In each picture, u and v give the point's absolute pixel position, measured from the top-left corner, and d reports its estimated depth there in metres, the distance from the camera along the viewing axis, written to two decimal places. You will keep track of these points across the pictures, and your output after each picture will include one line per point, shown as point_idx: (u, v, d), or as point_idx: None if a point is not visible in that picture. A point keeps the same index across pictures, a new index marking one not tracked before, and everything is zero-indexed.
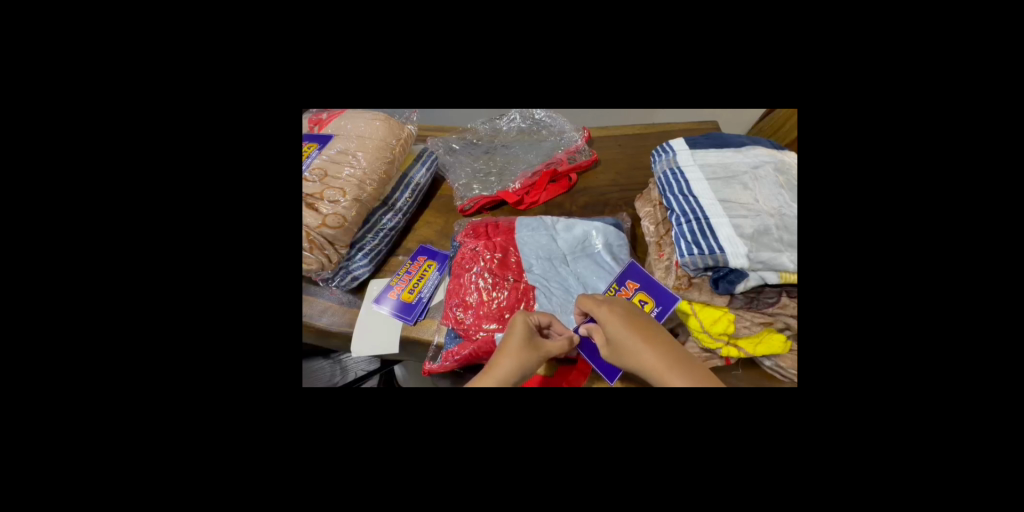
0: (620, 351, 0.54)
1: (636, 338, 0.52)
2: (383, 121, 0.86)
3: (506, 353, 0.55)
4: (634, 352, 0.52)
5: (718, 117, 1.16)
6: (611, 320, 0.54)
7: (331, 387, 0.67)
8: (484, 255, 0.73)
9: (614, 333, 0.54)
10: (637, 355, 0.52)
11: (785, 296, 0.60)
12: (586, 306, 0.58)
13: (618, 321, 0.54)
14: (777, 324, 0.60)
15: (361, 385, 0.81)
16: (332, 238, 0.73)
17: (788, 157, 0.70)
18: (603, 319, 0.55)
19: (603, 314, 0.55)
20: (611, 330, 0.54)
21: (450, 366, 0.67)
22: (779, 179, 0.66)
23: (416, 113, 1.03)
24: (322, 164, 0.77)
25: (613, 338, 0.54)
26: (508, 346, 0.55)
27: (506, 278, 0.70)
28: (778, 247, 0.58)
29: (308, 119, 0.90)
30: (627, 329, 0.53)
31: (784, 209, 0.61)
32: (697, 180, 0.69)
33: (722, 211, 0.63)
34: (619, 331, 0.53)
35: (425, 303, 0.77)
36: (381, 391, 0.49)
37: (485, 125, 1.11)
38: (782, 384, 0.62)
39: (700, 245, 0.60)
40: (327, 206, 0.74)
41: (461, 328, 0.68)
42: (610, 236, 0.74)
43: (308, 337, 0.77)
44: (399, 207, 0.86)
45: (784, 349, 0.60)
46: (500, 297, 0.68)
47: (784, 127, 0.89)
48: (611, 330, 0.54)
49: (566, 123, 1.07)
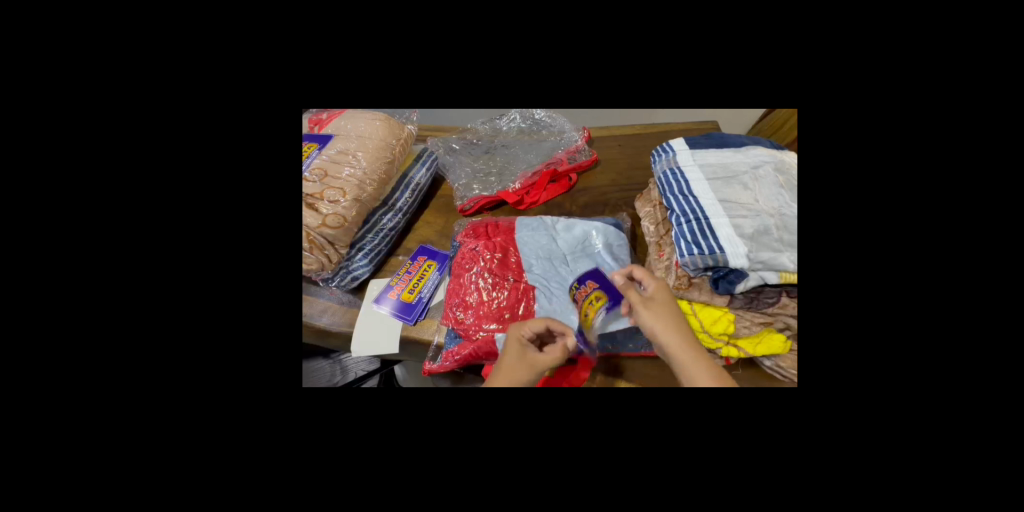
0: (655, 314, 0.56)
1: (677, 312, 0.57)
2: (383, 121, 0.86)
3: (508, 363, 0.56)
4: (669, 322, 0.55)
5: (718, 117, 1.16)
6: (662, 289, 0.59)
7: (331, 386, 0.67)
8: (484, 255, 0.73)
9: (660, 300, 0.58)
10: (668, 324, 0.55)
11: (785, 296, 0.60)
12: (642, 268, 0.61)
13: (668, 293, 0.59)
14: (777, 324, 0.60)
15: (361, 385, 0.82)
16: (332, 238, 0.73)
17: (788, 157, 0.70)
18: (655, 284, 0.59)
19: (658, 281, 0.60)
20: (658, 296, 0.58)
21: (450, 366, 0.67)
22: (779, 179, 0.66)
23: (416, 113, 1.03)
24: (322, 164, 0.77)
25: (656, 302, 0.57)
26: (509, 357, 0.57)
27: (507, 278, 0.70)
28: (778, 247, 0.58)
29: (308, 119, 0.90)
30: (673, 303, 0.58)
31: (784, 209, 0.61)
32: (697, 180, 0.69)
33: (722, 211, 0.63)
34: (666, 300, 0.58)
35: (425, 303, 0.77)
36: (381, 391, 0.49)
37: (485, 125, 1.11)
38: (782, 385, 0.61)
39: (700, 245, 0.60)
40: (327, 206, 0.74)
41: (461, 327, 0.68)
42: (610, 236, 0.74)
43: (308, 337, 0.77)
44: (399, 207, 0.86)
45: (784, 349, 0.60)
46: (500, 297, 0.68)
47: (784, 127, 0.89)
48: (658, 295, 0.58)
49: (566, 123, 1.07)
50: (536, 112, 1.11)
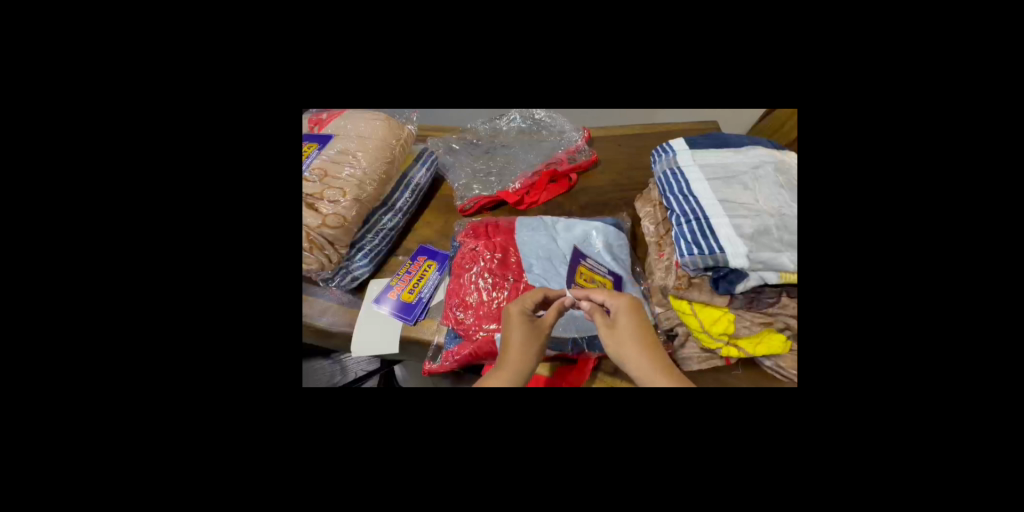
0: (619, 341, 0.55)
1: (642, 333, 0.55)
2: (383, 121, 0.86)
3: (518, 339, 0.56)
4: (631, 347, 0.54)
5: (718, 117, 1.16)
6: (624, 311, 0.57)
7: (331, 387, 0.67)
8: (484, 255, 0.73)
9: (623, 323, 0.56)
10: (631, 350, 0.53)
11: (785, 296, 0.60)
12: (601, 294, 0.61)
13: (631, 315, 0.57)
14: (777, 324, 0.60)
15: (361, 385, 0.81)
16: (333, 238, 0.73)
17: (788, 157, 0.70)
18: (617, 306, 0.58)
19: (620, 303, 0.58)
20: (621, 319, 0.57)
21: (450, 366, 0.67)
22: (779, 179, 0.66)
23: (416, 113, 1.03)
24: (322, 164, 0.77)
25: (619, 326, 0.56)
26: (514, 337, 0.57)
27: (506, 278, 0.70)
28: (778, 247, 0.58)
29: (308, 119, 0.90)
30: (638, 324, 0.56)
31: (784, 209, 0.61)
32: (697, 180, 0.69)
33: (722, 211, 0.63)
34: (629, 322, 0.56)
35: (425, 303, 0.77)
36: (381, 391, 0.49)
37: (485, 125, 1.11)
38: (782, 385, 0.61)
39: (700, 245, 0.60)
40: (327, 206, 0.74)
41: (461, 327, 0.68)
42: (609, 236, 0.74)
43: (308, 337, 0.77)
44: (399, 207, 0.86)
45: (784, 349, 0.60)
46: (500, 297, 0.68)
47: (784, 127, 0.89)
48: (620, 319, 0.57)
49: (566, 123, 1.07)
50: (536, 112, 1.11)
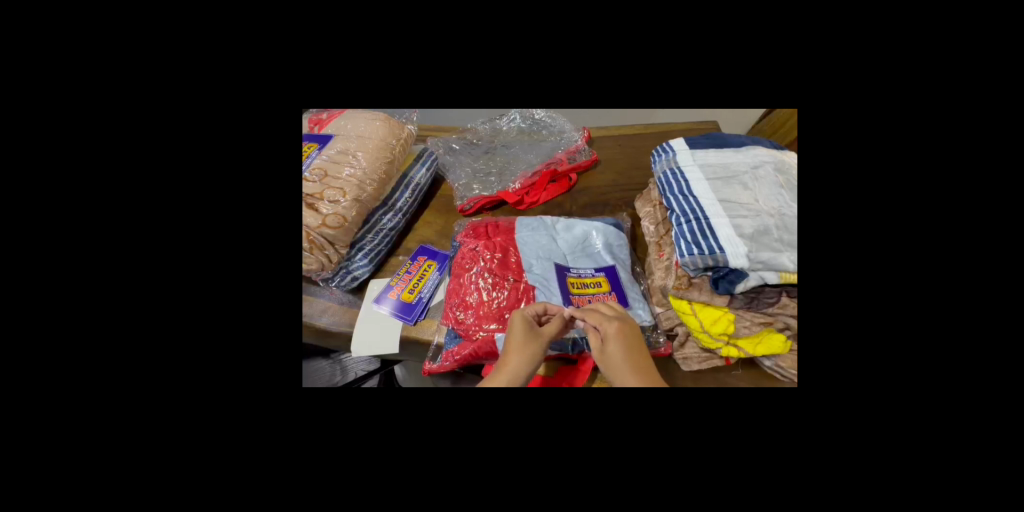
0: (609, 364, 0.55)
1: (635, 356, 0.55)
2: (383, 121, 0.86)
3: (517, 340, 0.57)
4: (620, 366, 0.54)
5: (718, 117, 1.17)
6: (616, 335, 0.57)
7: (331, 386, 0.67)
8: (484, 255, 0.73)
9: (613, 348, 0.56)
10: (622, 370, 0.53)
11: (784, 296, 0.60)
12: (596, 316, 0.60)
13: (623, 340, 0.56)
14: (777, 324, 0.60)
15: (362, 385, 0.83)
16: (332, 238, 0.73)
17: (788, 157, 0.70)
18: (609, 328, 0.58)
19: (612, 327, 0.57)
20: (613, 342, 0.56)
21: (450, 366, 0.67)
22: (779, 179, 0.66)
23: (416, 113, 1.02)
24: (322, 164, 0.77)
25: (608, 351, 0.56)
26: (516, 340, 0.57)
27: (506, 278, 0.70)
28: (778, 247, 0.58)
29: (308, 119, 0.90)
30: (629, 349, 0.55)
31: (784, 209, 0.61)
32: (697, 180, 0.69)
33: (722, 211, 0.63)
34: (620, 346, 0.55)
35: (425, 303, 0.77)
36: (381, 391, 0.49)
37: (485, 125, 1.11)
38: (782, 385, 0.61)
39: (700, 245, 0.60)
40: (327, 206, 0.74)
41: (461, 327, 0.68)
42: (610, 236, 0.74)
43: (309, 337, 0.77)
44: (399, 207, 0.86)
45: (784, 349, 0.60)
46: (500, 297, 0.68)
47: (784, 128, 0.89)
48: (612, 342, 0.56)
49: (566, 123, 1.07)
50: (536, 112, 1.12)
